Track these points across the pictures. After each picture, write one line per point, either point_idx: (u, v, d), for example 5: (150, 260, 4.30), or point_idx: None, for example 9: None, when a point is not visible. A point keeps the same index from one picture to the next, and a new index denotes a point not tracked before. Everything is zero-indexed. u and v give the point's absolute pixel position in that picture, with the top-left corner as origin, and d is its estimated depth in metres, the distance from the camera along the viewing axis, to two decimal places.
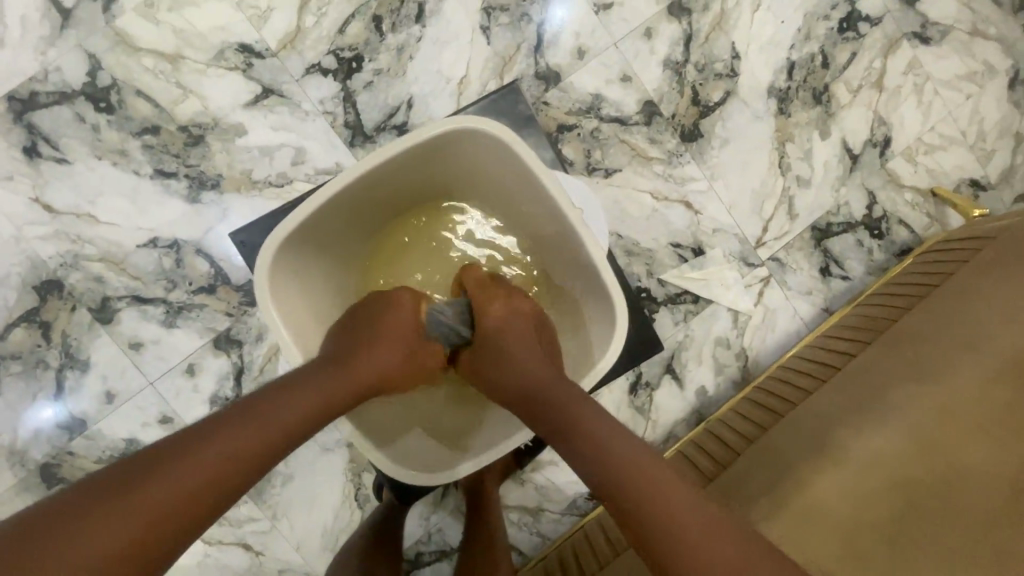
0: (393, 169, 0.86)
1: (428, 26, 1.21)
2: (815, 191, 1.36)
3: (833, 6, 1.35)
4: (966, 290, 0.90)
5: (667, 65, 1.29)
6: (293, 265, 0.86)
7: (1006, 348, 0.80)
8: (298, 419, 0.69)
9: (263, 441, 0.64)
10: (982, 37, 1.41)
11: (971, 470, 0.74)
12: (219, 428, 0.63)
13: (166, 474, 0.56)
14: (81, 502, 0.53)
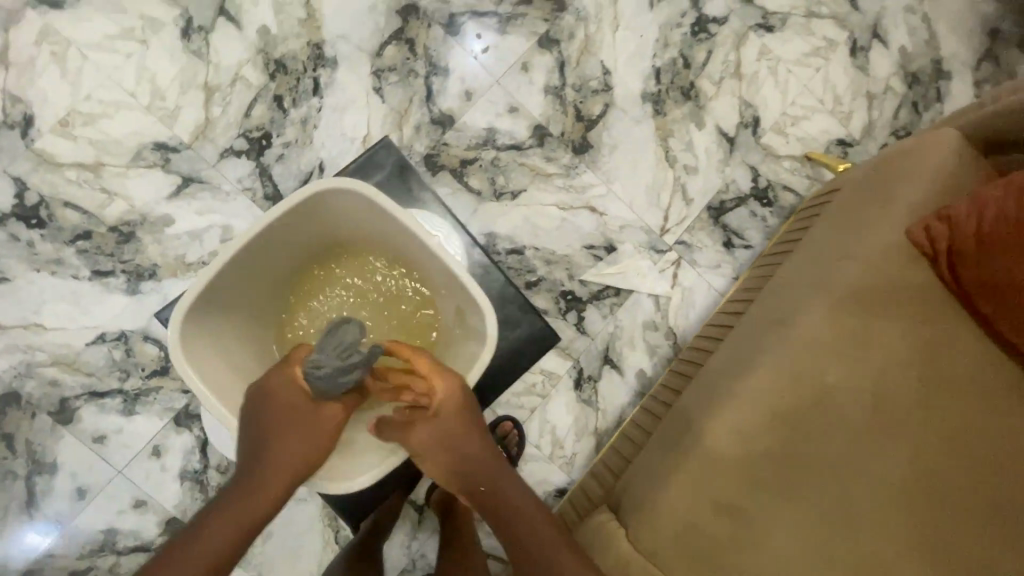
0: (282, 230, 0.93)
1: (326, 96, 1.34)
2: (702, 176, 1.51)
3: (682, 14, 1.52)
4: (823, 231, 1.00)
5: (547, 91, 1.44)
6: (204, 327, 0.92)
7: (853, 278, 0.89)
8: (245, 525, 0.81)
9: (224, 548, 0.78)
10: (818, 17, 1.61)
11: (830, 395, 0.86)
12: (181, 554, 0.76)
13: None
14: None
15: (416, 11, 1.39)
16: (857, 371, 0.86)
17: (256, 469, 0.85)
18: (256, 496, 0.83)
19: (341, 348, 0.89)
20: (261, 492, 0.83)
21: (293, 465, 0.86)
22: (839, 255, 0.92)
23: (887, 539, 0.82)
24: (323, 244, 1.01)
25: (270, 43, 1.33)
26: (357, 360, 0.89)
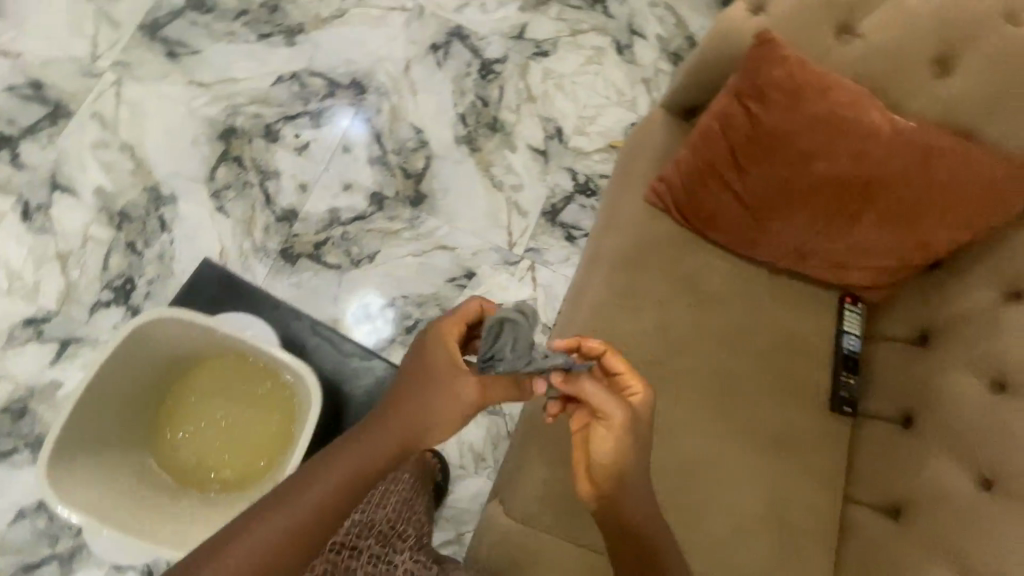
0: (116, 365, 1.07)
1: (174, 229, 1.48)
2: (529, 189, 1.74)
3: (468, 65, 1.78)
4: (601, 210, 1.23)
5: (373, 162, 1.64)
6: (73, 468, 1.03)
7: (615, 245, 1.12)
8: (353, 480, 0.85)
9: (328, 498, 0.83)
10: (582, 32, 1.90)
11: (621, 341, 1.07)
12: (287, 499, 0.82)
13: (271, 524, 0.80)
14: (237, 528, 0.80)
15: (235, 131, 1.57)
16: (642, 323, 1.07)
17: (392, 414, 0.88)
18: (365, 452, 0.86)
19: (505, 333, 0.81)
20: (368, 448, 0.87)
21: (411, 425, 0.87)
22: (603, 230, 1.15)
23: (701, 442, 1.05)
24: (165, 364, 1.16)
25: (109, 199, 1.47)
26: (518, 348, 0.80)
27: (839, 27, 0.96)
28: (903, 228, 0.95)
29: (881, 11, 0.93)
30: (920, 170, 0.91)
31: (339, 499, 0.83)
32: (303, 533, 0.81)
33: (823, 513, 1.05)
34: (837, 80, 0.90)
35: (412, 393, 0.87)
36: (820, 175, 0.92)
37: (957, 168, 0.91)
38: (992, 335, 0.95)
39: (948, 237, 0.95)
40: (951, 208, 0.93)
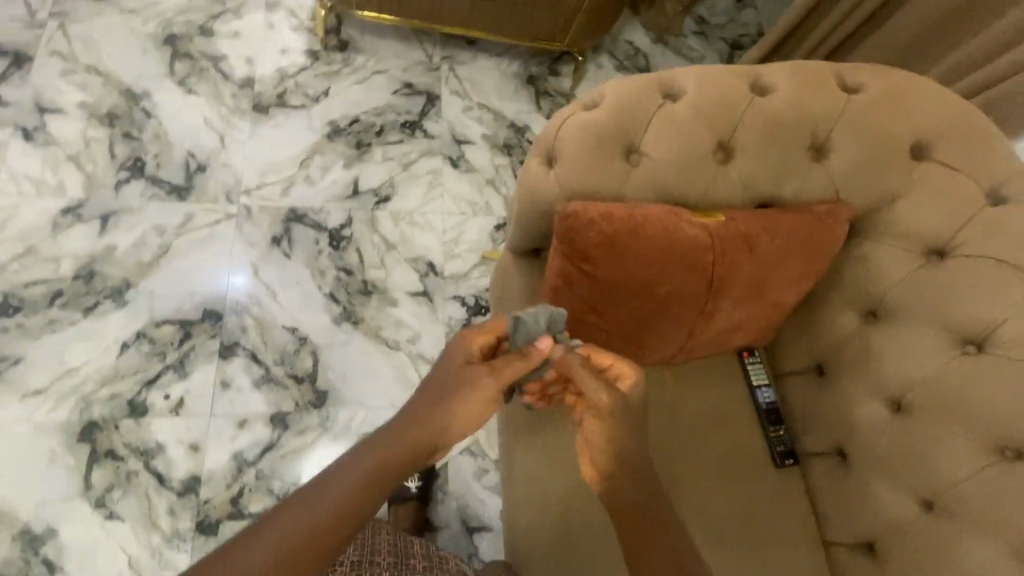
0: None
1: (66, 564, 1.32)
2: (426, 334, 1.70)
3: (317, 242, 1.74)
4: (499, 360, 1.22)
5: (258, 384, 1.54)
6: None
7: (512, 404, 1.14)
8: (372, 482, 0.78)
9: (369, 485, 0.77)
10: (413, 163, 1.92)
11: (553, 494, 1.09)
12: (337, 481, 0.76)
13: (320, 503, 0.74)
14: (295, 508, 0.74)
15: (96, 425, 1.42)
16: (577, 477, 1.09)
17: (415, 412, 0.84)
18: (391, 449, 0.80)
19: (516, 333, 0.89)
20: (399, 445, 0.81)
21: (436, 427, 0.83)
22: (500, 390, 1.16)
23: None
24: None
25: None
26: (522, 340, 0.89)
27: (627, 150, 1.03)
28: (755, 300, 1.02)
29: (653, 127, 1.02)
30: (746, 254, 0.98)
31: (361, 502, 0.76)
32: (319, 541, 0.72)
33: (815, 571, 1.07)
34: (642, 212, 0.94)
35: (434, 390, 0.85)
36: (667, 294, 0.96)
37: (774, 238, 0.98)
38: (870, 356, 1.03)
39: (794, 291, 1.03)
40: (785, 270, 1.00)
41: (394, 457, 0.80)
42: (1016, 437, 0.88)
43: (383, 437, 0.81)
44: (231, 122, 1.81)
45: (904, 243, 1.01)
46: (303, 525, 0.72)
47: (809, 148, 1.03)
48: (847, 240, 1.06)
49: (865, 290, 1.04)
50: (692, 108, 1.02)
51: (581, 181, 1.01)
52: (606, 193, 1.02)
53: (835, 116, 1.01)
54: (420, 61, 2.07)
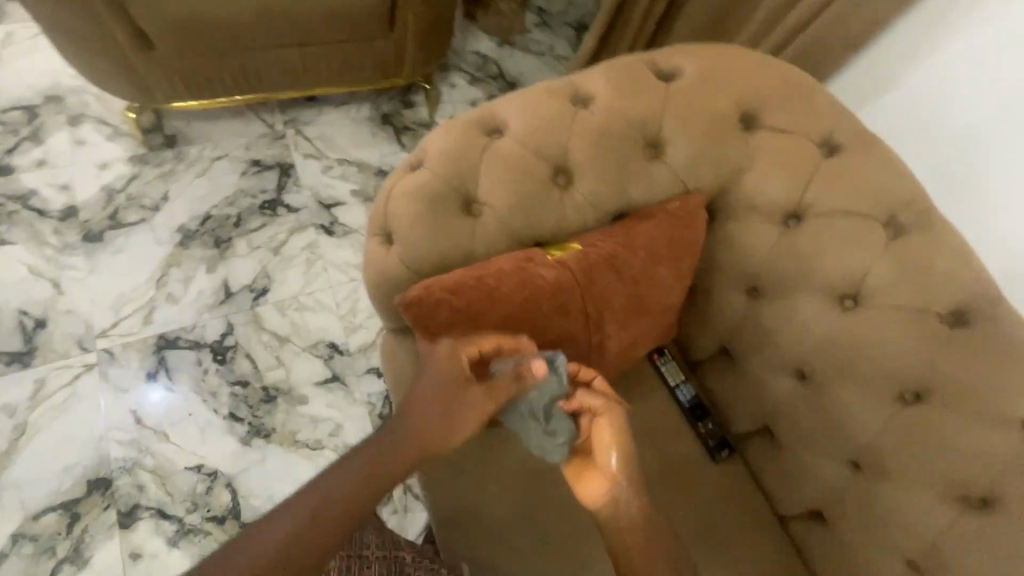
0: None
1: None
2: (348, 421, 1.59)
3: (200, 362, 1.58)
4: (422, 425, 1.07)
5: (173, 541, 1.40)
6: None
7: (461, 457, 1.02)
8: (370, 492, 0.77)
9: (372, 479, 0.78)
10: (284, 244, 1.78)
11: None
12: (344, 468, 0.78)
13: (325, 496, 0.75)
14: (305, 497, 0.75)
15: None
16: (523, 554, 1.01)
17: (423, 396, 0.84)
18: (390, 467, 0.79)
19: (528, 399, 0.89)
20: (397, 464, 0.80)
21: (444, 419, 0.83)
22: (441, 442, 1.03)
23: None
24: None
25: None
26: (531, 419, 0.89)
27: (465, 202, 0.97)
28: (637, 318, 0.98)
29: (484, 171, 0.96)
30: (611, 277, 0.94)
31: (365, 495, 0.77)
32: (317, 534, 0.73)
33: (779, 555, 1.05)
34: (494, 263, 0.90)
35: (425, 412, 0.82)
36: (543, 341, 0.92)
37: (634, 253, 0.95)
38: (764, 333, 1.01)
39: (674, 296, 1.00)
40: (657, 280, 0.97)
41: (402, 446, 0.81)
42: (909, 381, 0.88)
43: (387, 454, 0.79)
44: (62, 262, 1.63)
45: (761, 214, 0.99)
46: (303, 515, 0.73)
47: (645, 147, 0.99)
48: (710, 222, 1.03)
49: (741, 270, 1.02)
50: (518, 141, 0.96)
51: (424, 249, 0.93)
52: (456, 253, 0.95)
53: (660, 109, 0.98)
54: (262, 133, 1.92)
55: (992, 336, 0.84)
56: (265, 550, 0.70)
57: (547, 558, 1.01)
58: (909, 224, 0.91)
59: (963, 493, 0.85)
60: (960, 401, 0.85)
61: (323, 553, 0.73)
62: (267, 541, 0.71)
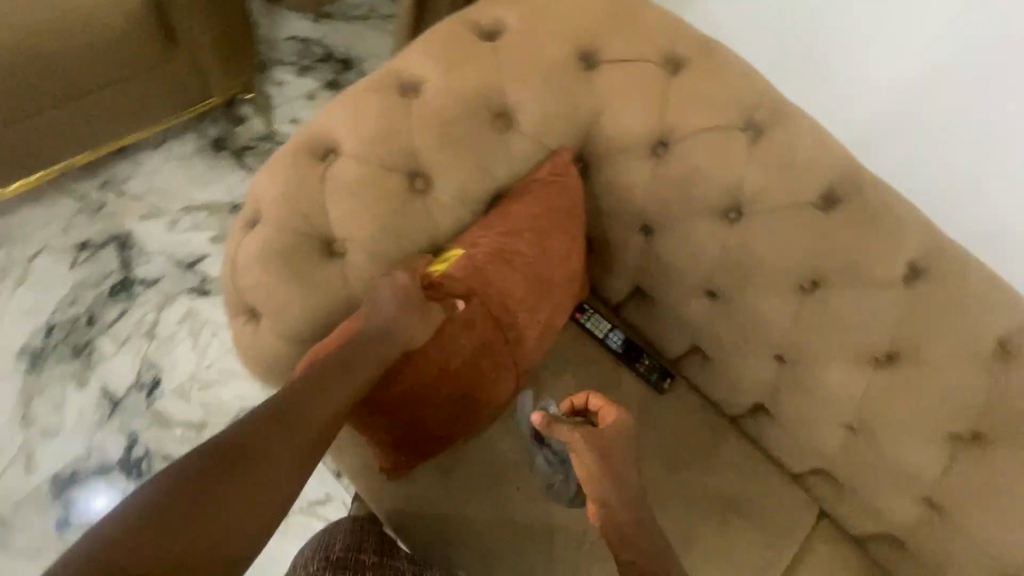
0: None
1: None
2: None
3: (112, 485, 1.44)
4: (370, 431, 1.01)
5: None
6: None
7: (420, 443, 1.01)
8: (305, 424, 0.74)
9: (316, 412, 0.75)
10: (157, 324, 1.58)
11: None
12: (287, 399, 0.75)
13: (263, 424, 0.72)
14: (242, 425, 0.71)
15: None
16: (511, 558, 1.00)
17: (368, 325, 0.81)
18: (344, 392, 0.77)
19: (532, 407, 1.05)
20: (351, 384, 0.78)
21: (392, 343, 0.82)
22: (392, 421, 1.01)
23: None
24: None
25: None
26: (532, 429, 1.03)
27: (325, 243, 0.86)
28: (543, 298, 0.94)
29: (331, 203, 0.85)
30: (502, 272, 0.89)
31: (301, 424, 0.74)
32: (247, 456, 0.69)
33: (739, 456, 1.12)
34: (383, 287, 0.82)
35: (364, 355, 0.80)
36: (455, 359, 0.88)
37: (518, 237, 0.90)
38: (667, 265, 1.01)
39: (571, 263, 0.96)
40: (550, 256, 0.93)
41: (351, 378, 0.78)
42: (807, 268, 0.91)
43: (337, 376, 0.77)
44: None
45: (628, 151, 0.94)
46: (236, 438, 0.70)
47: (494, 120, 0.91)
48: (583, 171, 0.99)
49: (626, 212, 0.99)
50: (357, 159, 0.86)
51: (297, 311, 0.83)
52: (333, 303, 0.85)
53: (495, 76, 0.89)
54: (77, 209, 1.65)
55: (860, 208, 0.87)
56: (193, 475, 0.66)
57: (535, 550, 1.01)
58: (767, 121, 0.90)
59: (872, 355, 0.91)
60: (854, 271, 0.88)
61: (255, 475, 0.69)
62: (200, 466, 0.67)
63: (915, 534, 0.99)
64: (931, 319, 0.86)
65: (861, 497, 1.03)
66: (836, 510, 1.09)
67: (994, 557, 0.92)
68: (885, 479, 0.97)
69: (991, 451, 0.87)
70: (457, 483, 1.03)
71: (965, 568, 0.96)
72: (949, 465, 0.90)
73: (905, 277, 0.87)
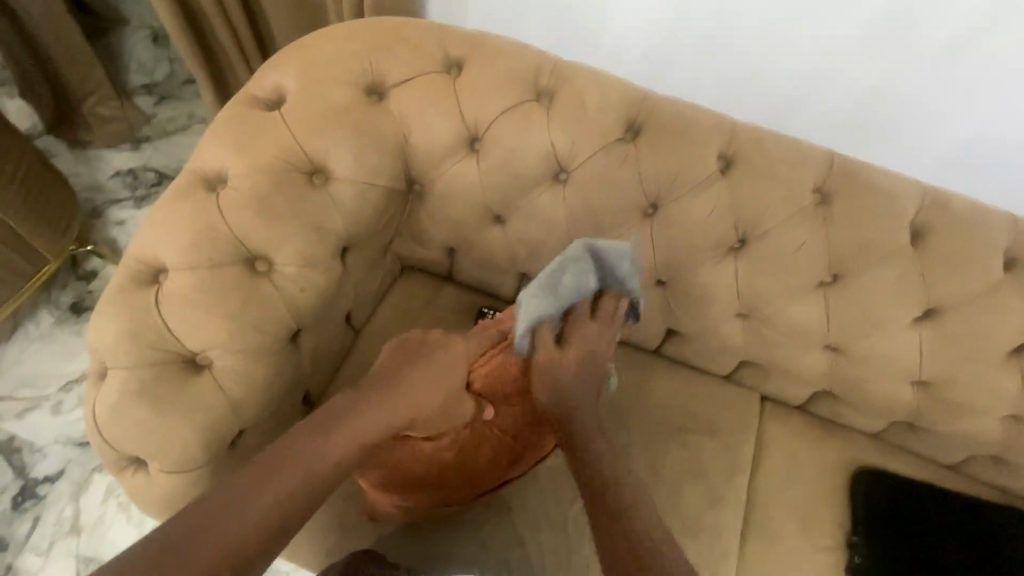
0: None
1: None
2: None
3: None
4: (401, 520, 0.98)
5: None
6: None
7: (456, 508, 0.99)
8: (316, 489, 0.72)
9: (326, 473, 0.72)
10: (78, 515, 1.45)
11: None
12: (293, 464, 0.71)
13: (274, 491, 0.69)
14: (235, 492, 0.68)
15: None
16: (508, 569, 0.97)
17: (362, 399, 0.78)
18: (291, 493, 0.70)
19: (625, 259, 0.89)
20: (285, 491, 0.69)
21: (390, 407, 0.78)
22: (431, 516, 0.98)
23: None
24: None
25: None
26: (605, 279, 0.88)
27: (185, 360, 0.83)
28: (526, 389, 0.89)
29: (175, 321, 0.82)
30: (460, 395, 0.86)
31: (309, 495, 0.71)
32: (263, 524, 0.67)
33: (676, 380, 1.16)
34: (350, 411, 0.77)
35: (345, 422, 0.76)
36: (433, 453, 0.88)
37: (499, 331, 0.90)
38: (530, 243, 1.03)
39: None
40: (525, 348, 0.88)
41: (346, 439, 0.75)
42: (643, 194, 0.95)
43: (325, 434, 0.74)
44: None
45: (446, 156, 0.97)
46: (249, 502, 0.67)
47: (308, 178, 0.92)
48: (409, 186, 1.01)
49: (469, 210, 1.01)
50: (185, 268, 0.83)
51: (179, 440, 0.79)
52: (215, 413, 0.82)
53: (290, 138, 0.90)
54: None
55: (658, 123, 0.95)
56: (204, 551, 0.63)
57: (528, 549, 0.99)
58: (552, 85, 0.97)
59: (726, 245, 0.97)
60: (680, 180, 0.94)
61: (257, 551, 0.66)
62: (215, 543, 0.64)
63: (837, 380, 1.06)
64: (758, 194, 0.93)
65: (783, 371, 1.09)
66: (771, 391, 1.16)
67: (900, 369, 1.00)
68: (790, 345, 1.04)
69: (852, 285, 0.96)
70: (429, 524, 0.99)
71: (885, 392, 1.04)
72: (827, 310, 0.98)
73: (721, 169, 0.95)
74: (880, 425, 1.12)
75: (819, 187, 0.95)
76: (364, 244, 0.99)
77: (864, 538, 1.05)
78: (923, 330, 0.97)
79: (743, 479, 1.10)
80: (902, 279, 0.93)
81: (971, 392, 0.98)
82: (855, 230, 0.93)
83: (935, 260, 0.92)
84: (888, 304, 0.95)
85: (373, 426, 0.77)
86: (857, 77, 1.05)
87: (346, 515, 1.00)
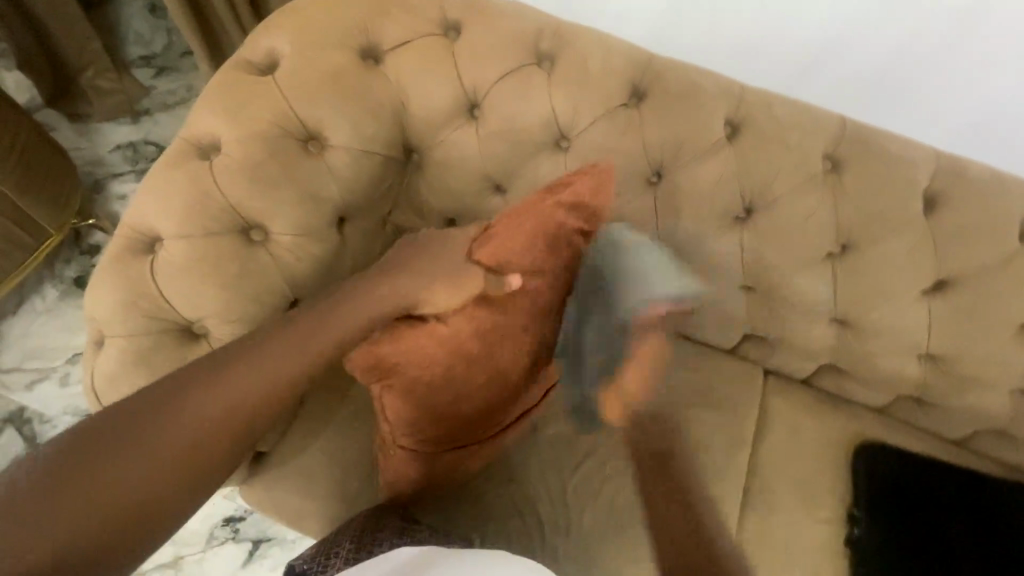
0: None
1: None
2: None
3: None
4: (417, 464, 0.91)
5: None
6: None
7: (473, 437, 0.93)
8: (238, 408, 0.69)
9: (247, 393, 0.70)
10: None
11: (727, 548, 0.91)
12: (211, 383, 0.68)
13: (190, 410, 0.66)
14: (142, 408, 0.65)
15: None
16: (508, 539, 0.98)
17: (293, 323, 0.76)
18: (209, 411, 0.67)
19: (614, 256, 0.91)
20: (203, 410, 0.67)
21: (319, 329, 0.76)
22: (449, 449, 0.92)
23: (620, 475, 1.05)
24: None
25: None
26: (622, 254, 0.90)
27: (182, 329, 0.83)
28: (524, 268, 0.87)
29: (171, 289, 0.81)
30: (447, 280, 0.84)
31: (230, 417, 0.68)
32: (178, 444, 0.64)
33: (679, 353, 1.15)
34: (277, 330, 0.75)
35: (269, 343, 0.74)
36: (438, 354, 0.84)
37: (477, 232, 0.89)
38: None
39: (548, 225, 0.87)
40: (510, 227, 0.87)
41: (269, 360, 0.72)
42: (647, 162, 0.93)
43: (249, 352, 0.72)
44: None
45: (444, 124, 0.95)
46: (159, 420, 0.64)
47: (304, 146, 0.90)
48: (407, 155, 0.99)
49: (468, 179, 0.99)
50: (179, 237, 0.82)
51: None
52: None
53: (284, 104, 0.88)
54: None
55: (663, 87, 0.91)
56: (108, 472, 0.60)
57: (528, 519, 1.00)
58: (554, 48, 0.93)
59: (732, 215, 0.94)
60: (685, 147, 0.91)
61: (172, 474, 0.63)
62: (122, 462, 0.61)
63: (842, 354, 1.05)
64: (765, 161, 0.90)
65: (787, 344, 1.08)
66: (776, 365, 1.14)
67: (907, 342, 0.98)
68: (795, 318, 1.02)
69: (861, 256, 0.93)
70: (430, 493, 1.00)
71: (891, 366, 1.02)
72: (834, 282, 0.96)
73: (727, 136, 0.92)
74: (886, 399, 1.11)
75: (830, 154, 0.91)
76: (362, 213, 0.97)
77: (865, 511, 1.05)
78: (933, 303, 0.94)
79: (744, 452, 1.10)
80: (913, 250, 0.91)
81: (980, 365, 0.96)
82: (865, 199, 0.90)
83: (948, 230, 0.90)
84: (897, 275, 0.92)
85: (303, 344, 0.74)
86: (878, 34, 0.96)
87: (346, 484, 1.00)
